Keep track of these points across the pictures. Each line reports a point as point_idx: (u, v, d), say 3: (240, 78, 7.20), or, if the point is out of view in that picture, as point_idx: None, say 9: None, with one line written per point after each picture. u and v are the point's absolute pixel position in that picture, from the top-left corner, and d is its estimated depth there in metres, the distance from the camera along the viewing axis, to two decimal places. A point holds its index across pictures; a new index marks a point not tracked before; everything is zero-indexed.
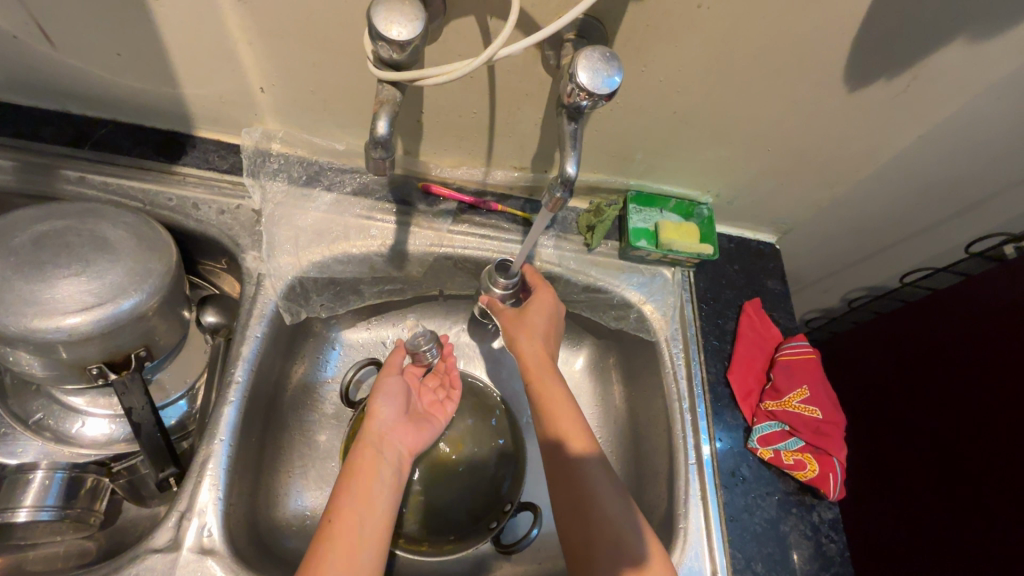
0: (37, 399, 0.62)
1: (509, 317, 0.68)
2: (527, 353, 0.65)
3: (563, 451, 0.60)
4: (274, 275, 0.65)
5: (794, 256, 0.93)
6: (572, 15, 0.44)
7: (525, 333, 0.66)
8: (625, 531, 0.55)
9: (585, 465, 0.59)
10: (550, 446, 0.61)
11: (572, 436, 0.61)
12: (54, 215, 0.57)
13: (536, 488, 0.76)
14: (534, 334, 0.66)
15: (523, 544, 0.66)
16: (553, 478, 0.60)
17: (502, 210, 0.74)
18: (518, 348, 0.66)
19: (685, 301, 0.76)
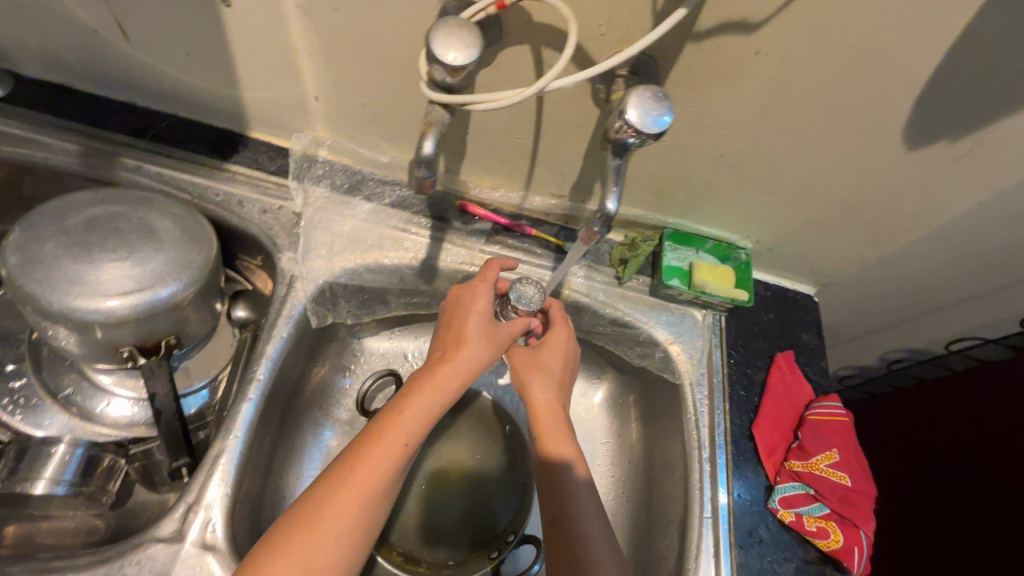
0: (69, 374, 0.64)
1: (521, 356, 0.66)
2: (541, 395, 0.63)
3: (562, 503, 0.57)
4: (306, 278, 0.66)
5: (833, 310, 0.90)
6: (630, 52, 0.44)
7: (542, 373, 0.64)
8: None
9: (584, 526, 0.56)
10: (552, 503, 0.58)
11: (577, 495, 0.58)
12: (108, 201, 0.59)
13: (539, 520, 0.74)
14: (547, 379, 0.64)
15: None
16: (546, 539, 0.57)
17: (536, 235, 0.74)
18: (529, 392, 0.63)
19: (714, 346, 0.74)
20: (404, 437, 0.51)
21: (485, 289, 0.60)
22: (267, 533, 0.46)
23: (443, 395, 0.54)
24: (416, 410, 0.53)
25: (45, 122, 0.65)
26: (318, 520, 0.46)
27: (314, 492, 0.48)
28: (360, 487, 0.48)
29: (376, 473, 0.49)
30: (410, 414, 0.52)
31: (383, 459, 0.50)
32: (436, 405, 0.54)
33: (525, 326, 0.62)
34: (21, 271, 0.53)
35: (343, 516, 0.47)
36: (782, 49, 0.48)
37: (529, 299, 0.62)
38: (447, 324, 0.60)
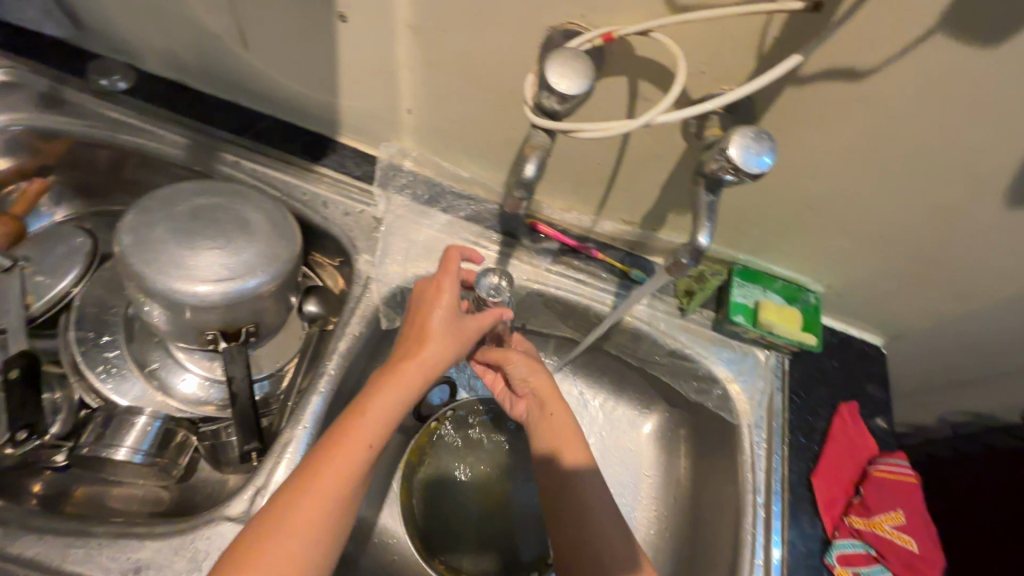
0: (157, 349, 0.67)
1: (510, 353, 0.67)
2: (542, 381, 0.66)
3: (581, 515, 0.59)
4: (381, 281, 0.69)
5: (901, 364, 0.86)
6: (736, 95, 0.43)
7: (539, 367, 0.67)
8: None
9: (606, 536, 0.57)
10: (561, 503, 0.60)
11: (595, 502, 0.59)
12: (210, 192, 0.63)
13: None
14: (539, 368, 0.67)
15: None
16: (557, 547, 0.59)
17: (602, 259, 0.74)
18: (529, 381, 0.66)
19: (775, 389, 0.72)
20: (364, 445, 0.49)
21: (449, 284, 0.56)
22: (218, 561, 0.43)
23: (402, 399, 0.52)
24: (377, 416, 0.51)
25: (160, 115, 0.71)
26: (275, 540, 0.43)
27: (267, 512, 0.45)
28: (318, 500, 0.46)
29: (335, 485, 0.47)
30: (366, 425, 0.50)
31: (342, 470, 0.47)
32: (396, 408, 0.52)
33: (495, 317, 0.59)
34: (131, 251, 0.57)
35: (303, 531, 0.44)
36: (885, 98, 0.47)
37: (495, 287, 0.60)
38: (409, 322, 0.57)
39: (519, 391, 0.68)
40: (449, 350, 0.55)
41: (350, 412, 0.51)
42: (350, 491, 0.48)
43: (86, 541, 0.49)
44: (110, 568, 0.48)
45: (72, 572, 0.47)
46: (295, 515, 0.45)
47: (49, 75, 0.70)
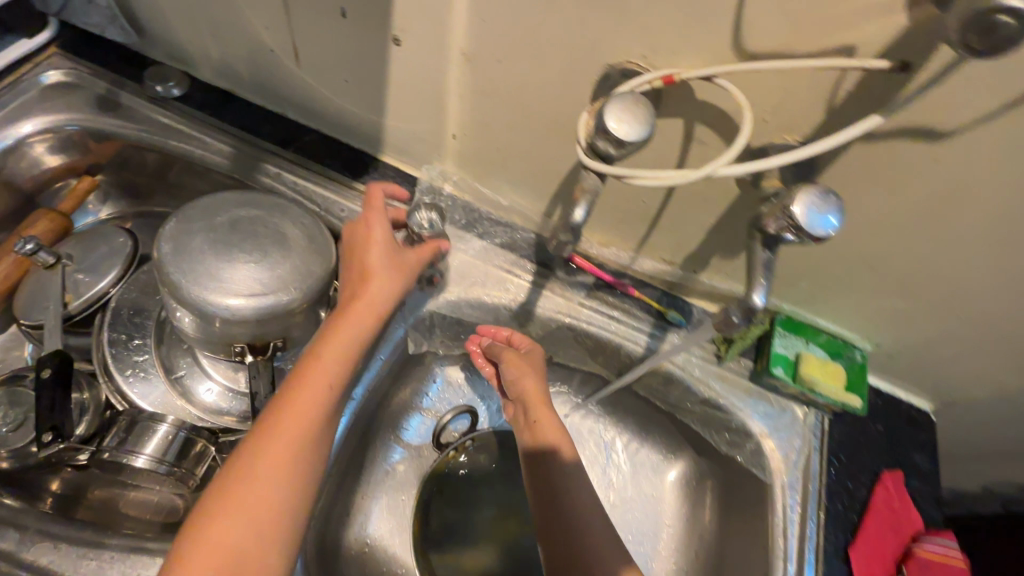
0: (184, 356, 0.68)
1: (510, 356, 0.66)
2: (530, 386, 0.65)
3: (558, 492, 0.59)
4: (411, 303, 0.68)
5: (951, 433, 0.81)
6: (805, 153, 0.41)
7: (530, 370, 0.66)
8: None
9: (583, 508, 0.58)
10: (545, 492, 0.60)
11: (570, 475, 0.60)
12: (251, 204, 0.63)
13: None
14: (530, 370, 0.66)
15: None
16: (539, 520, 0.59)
17: (638, 297, 0.72)
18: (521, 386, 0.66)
19: (812, 450, 0.68)
20: (324, 379, 0.52)
21: (378, 226, 0.58)
22: (195, 507, 0.46)
23: (357, 336, 0.55)
24: (333, 352, 0.53)
25: (209, 123, 0.72)
26: (250, 477, 0.46)
27: (239, 453, 0.48)
28: (288, 437, 0.49)
29: (301, 419, 0.50)
30: (324, 365, 0.52)
31: (310, 404, 0.50)
32: (352, 345, 0.55)
33: (433, 250, 0.63)
34: (170, 260, 0.57)
35: (277, 465, 0.47)
36: (965, 161, 0.44)
37: (429, 220, 0.63)
38: (350, 266, 0.59)
39: (512, 395, 0.68)
40: (393, 284, 0.58)
41: (309, 354, 0.54)
42: (321, 428, 0.51)
43: (99, 553, 0.48)
44: None
45: None
46: (266, 451, 0.48)
47: (108, 78, 0.72)
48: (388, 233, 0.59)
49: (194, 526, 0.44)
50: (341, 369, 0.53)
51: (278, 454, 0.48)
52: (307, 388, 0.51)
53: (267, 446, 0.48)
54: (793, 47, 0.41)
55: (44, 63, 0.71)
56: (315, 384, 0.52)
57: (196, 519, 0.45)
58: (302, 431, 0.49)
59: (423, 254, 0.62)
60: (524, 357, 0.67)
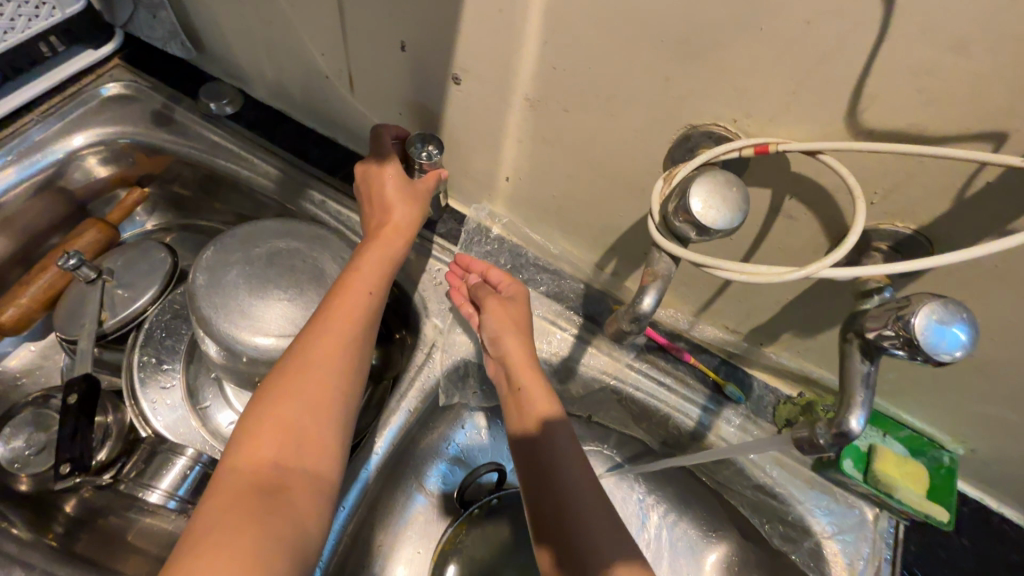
0: (210, 384, 0.65)
1: (492, 306, 0.59)
2: (517, 346, 0.57)
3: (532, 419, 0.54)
4: (446, 349, 0.64)
5: None
6: (936, 261, 0.34)
7: (513, 328, 0.58)
8: (602, 542, 0.47)
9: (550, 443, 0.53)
10: (533, 463, 0.53)
11: (562, 430, 0.53)
12: (292, 235, 0.61)
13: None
14: (520, 331, 0.58)
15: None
16: (518, 457, 0.54)
17: (693, 363, 0.65)
18: (502, 347, 0.58)
19: (882, 561, 0.59)
20: (362, 289, 0.53)
21: (390, 162, 0.57)
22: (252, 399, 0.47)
23: (391, 255, 0.57)
24: (371, 266, 0.55)
25: (258, 144, 0.70)
26: (302, 371, 0.47)
27: (293, 349, 0.49)
28: (332, 338, 0.50)
29: (346, 322, 0.51)
30: (359, 276, 0.54)
31: (353, 306, 0.52)
32: (390, 258, 0.57)
33: (435, 178, 0.59)
34: (204, 291, 0.55)
35: (323, 363, 0.48)
36: None
37: (430, 154, 0.57)
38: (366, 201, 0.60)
39: (494, 355, 0.59)
40: (414, 206, 0.58)
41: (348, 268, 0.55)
42: (363, 326, 0.52)
43: None
44: None
45: None
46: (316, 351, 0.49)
47: (166, 93, 0.71)
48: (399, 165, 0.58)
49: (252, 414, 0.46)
50: (378, 279, 0.55)
51: (322, 354, 0.49)
52: (348, 295, 0.53)
53: (313, 346, 0.49)
54: (923, 128, 0.34)
55: (106, 76, 0.72)
56: (354, 292, 0.53)
57: (252, 409, 0.46)
58: (345, 333, 0.51)
59: (428, 182, 0.59)
60: (509, 304, 0.59)
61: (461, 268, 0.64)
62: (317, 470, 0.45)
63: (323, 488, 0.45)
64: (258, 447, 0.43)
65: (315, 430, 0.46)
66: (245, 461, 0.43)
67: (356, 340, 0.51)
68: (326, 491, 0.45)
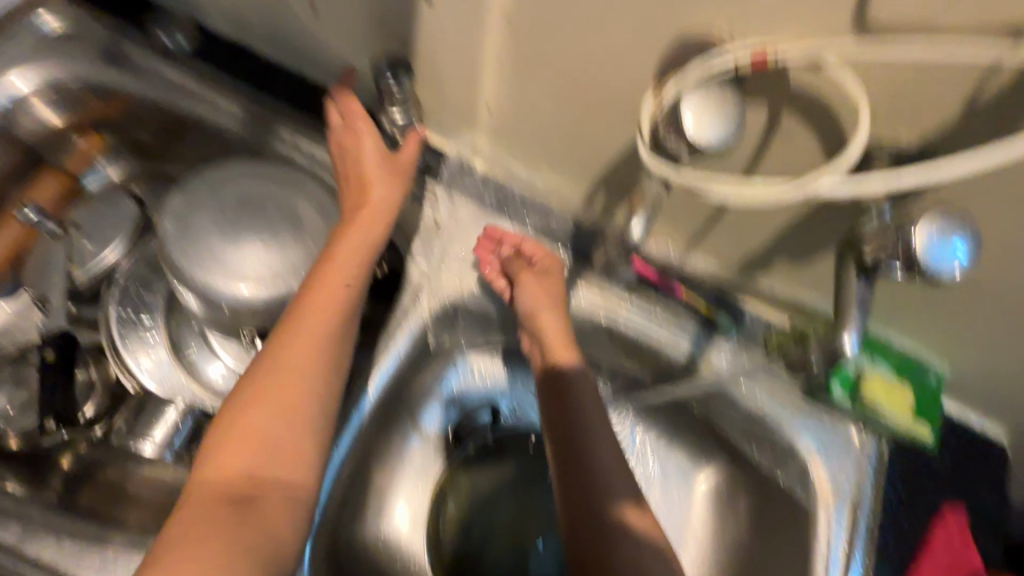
0: (193, 335, 0.64)
1: (528, 282, 0.60)
2: (552, 326, 0.60)
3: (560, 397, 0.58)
4: (432, 292, 0.62)
5: None
6: (948, 175, 0.31)
7: (546, 306, 0.60)
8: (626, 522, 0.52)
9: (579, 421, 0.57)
10: (562, 444, 0.57)
11: (597, 415, 0.58)
12: (263, 177, 0.58)
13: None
14: (555, 310, 0.60)
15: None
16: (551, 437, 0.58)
17: (687, 297, 0.63)
18: (537, 323, 0.60)
19: (865, 478, 0.61)
20: (343, 279, 0.52)
21: (364, 132, 0.57)
22: (228, 400, 0.48)
23: (367, 243, 0.54)
24: (346, 254, 0.53)
25: (219, 80, 0.65)
26: (272, 376, 0.48)
27: (265, 352, 0.49)
28: (302, 342, 0.49)
29: (321, 318, 0.50)
30: (333, 267, 0.52)
31: (325, 303, 0.51)
32: (365, 242, 0.54)
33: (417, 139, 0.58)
34: (173, 238, 0.53)
35: (301, 361, 0.49)
36: None
37: (398, 83, 0.54)
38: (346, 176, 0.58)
39: (528, 328, 0.61)
40: (391, 183, 0.57)
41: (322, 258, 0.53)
42: (338, 323, 0.51)
43: (102, 551, 0.46)
44: None
45: None
46: (286, 355, 0.49)
47: (110, 25, 0.65)
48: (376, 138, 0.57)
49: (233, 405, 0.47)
50: (354, 269, 0.53)
51: (294, 357, 0.49)
52: (319, 290, 0.51)
53: (284, 352, 0.49)
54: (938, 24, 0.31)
55: (41, 7, 0.65)
56: (325, 288, 0.51)
57: (226, 412, 0.47)
58: (317, 334, 0.50)
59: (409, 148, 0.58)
60: (543, 280, 0.61)
61: (494, 239, 0.63)
62: (290, 476, 0.46)
63: (299, 490, 0.46)
64: (232, 456, 0.44)
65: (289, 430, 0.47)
66: (220, 469, 0.44)
67: (333, 338, 0.51)
68: (301, 492, 0.46)
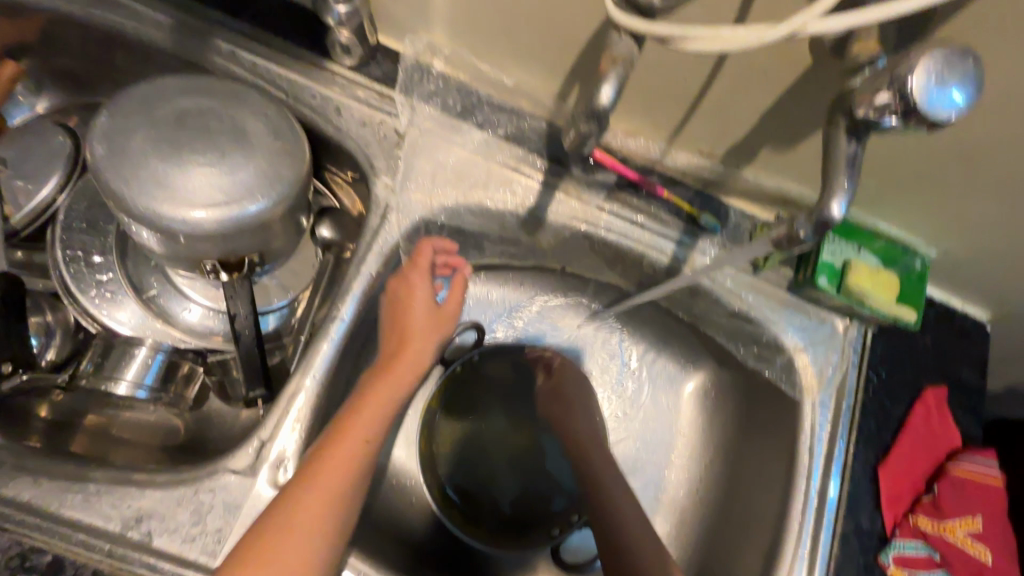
0: (153, 273, 0.61)
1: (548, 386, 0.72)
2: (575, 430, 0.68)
3: (576, 438, 0.68)
4: (401, 210, 0.58)
5: None
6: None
7: (574, 411, 0.70)
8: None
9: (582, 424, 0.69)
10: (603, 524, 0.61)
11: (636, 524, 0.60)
12: (201, 92, 0.52)
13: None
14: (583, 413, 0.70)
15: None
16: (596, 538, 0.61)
17: (668, 198, 0.61)
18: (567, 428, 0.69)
19: (850, 366, 0.62)
20: (404, 378, 0.54)
21: (424, 284, 0.57)
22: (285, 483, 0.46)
23: (420, 364, 0.55)
24: (413, 356, 0.55)
25: None
26: (329, 461, 0.46)
27: (328, 438, 0.48)
28: (364, 433, 0.49)
29: (381, 415, 0.51)
30: (402, 371, 0.54)
31: (387, 396, 0.52)
32: (416, 371, 0.55)
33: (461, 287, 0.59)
34: (107, 163, 0.48)
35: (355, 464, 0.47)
36: None
37: None
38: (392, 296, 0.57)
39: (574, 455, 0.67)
40: (434, 338, 0.57)
41: (395, 350, 0.55)
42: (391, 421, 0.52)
43: (83, 488, 0.45)
44: (111, 517, 0.45)
45: (70, 519, 0.44)
46: (347, 443, 0.48)
47: None
48: (429, 296, 0.57)
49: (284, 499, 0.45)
50: (412, 371, 0.55)
51: (353, 448, 0.48)
52: (386, 388, 0.52)
53: (344, 440, 0.48)
54: None
55: None
56: (388, 389, 0.52)
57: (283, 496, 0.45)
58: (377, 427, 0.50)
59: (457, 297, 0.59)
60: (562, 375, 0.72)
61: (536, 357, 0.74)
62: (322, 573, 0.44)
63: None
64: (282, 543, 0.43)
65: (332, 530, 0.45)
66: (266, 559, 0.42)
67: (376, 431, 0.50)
68: None
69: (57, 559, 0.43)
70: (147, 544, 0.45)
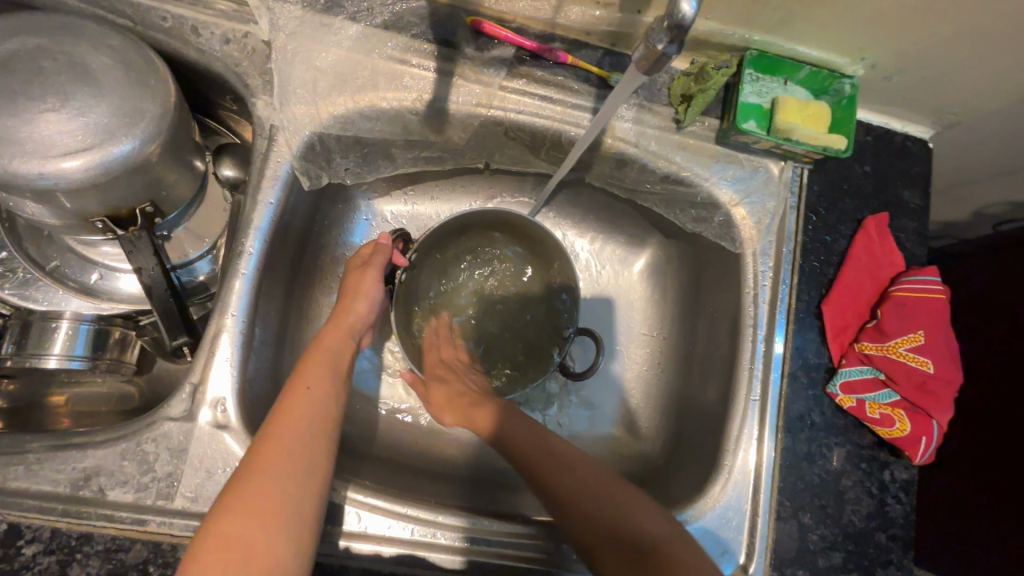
0: (55, 246, 0.58)
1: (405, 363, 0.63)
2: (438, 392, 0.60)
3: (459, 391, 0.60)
4: (288, 128, 0.54)
5: (950, 172, 0.71)
6: None
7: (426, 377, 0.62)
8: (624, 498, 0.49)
9: (522, 442, 0.54)
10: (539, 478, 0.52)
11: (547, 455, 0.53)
12: (26, 31, 0.47)
13: (605, 402, 0.71)
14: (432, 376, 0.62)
15: (589, 423, 0.70)
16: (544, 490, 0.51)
17: (574, 63, 0.56)
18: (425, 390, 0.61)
19: (788, 210, 0.60)
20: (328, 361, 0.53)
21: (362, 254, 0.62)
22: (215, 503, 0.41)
23: (342, 347, 0.56)
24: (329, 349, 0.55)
25: None
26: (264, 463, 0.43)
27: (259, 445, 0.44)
28: (296, 427, 0.46)
29: (314, 409, 0.48)
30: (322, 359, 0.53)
31: (317, 393, 0.49)
32: (338, 363, 0.54)
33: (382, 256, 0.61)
34: None
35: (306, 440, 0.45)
36: None
37: None
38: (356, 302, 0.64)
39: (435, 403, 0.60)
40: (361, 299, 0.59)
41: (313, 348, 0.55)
42: (327, 410, 0.49)
43: (23, 458, 0.46)
44: (59, 480, 0.46)
45: (18, 487, 0.45)
46: (278, 437, 0.44)
47: None
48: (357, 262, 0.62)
49: (238, 490, 0.41)
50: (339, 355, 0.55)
51: (286, 441, 0.44)
52: (310, 374, 0.51)
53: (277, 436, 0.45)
54: None
55: None
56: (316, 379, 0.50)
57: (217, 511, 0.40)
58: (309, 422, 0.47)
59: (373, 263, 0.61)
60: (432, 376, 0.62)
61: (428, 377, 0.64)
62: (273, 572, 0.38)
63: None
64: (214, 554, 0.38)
65: (292, 506, 0.42)
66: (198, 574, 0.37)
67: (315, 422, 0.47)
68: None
69: (13, 527, 0.45)
70: (100, 498, 0.46)
